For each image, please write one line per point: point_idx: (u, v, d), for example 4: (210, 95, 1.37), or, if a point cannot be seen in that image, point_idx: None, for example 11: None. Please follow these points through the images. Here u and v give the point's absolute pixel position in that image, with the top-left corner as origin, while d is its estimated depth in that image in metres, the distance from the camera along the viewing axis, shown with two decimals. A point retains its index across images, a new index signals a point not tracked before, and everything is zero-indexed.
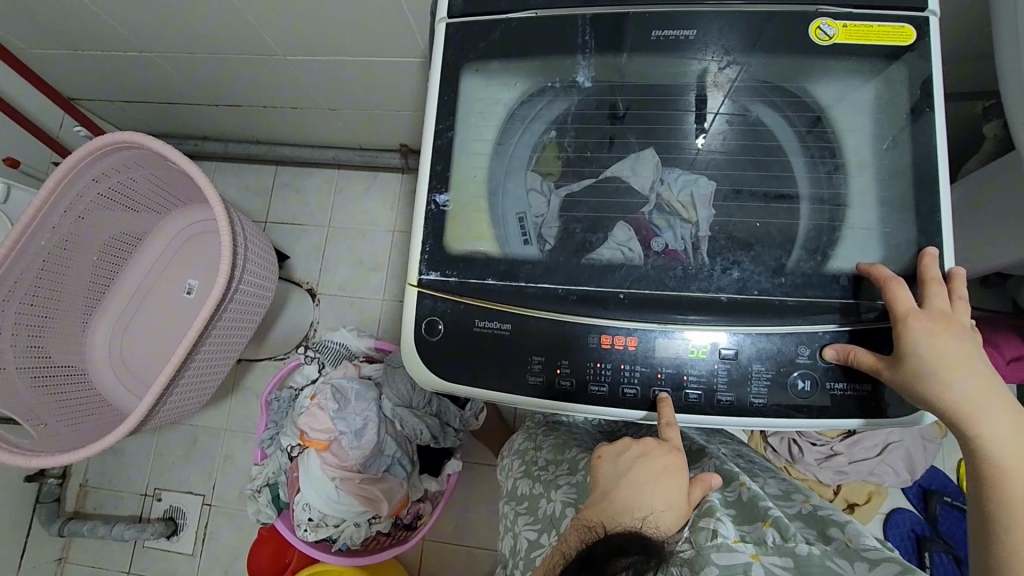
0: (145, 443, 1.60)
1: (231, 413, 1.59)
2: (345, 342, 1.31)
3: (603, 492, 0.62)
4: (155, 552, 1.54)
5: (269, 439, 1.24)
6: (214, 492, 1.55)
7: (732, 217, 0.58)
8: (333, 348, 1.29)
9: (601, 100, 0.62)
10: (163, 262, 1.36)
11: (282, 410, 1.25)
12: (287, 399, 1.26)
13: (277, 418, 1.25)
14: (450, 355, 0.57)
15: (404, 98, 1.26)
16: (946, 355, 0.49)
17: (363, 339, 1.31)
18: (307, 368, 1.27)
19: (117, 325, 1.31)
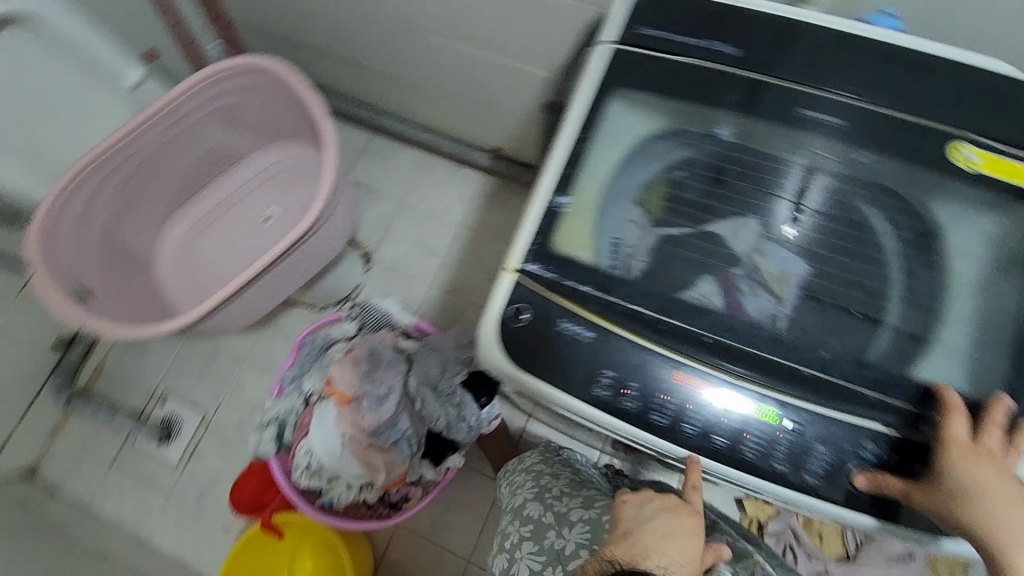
0: (169, 346, 1.65)
1: (255, 345, 1.63)
2: (389, 312, 1.33)
3: (625, 534, 0.63)
4: (142, 453, 1.57)
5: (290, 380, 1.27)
6: (216, 414, 1.58)
7: (822, 300, 0.60)
8: (377, 314, 1.31)
9: (723, 158, 0.65)
10: (250, 194, 1.35)
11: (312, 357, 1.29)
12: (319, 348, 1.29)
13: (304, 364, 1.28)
14: (527, 345, 0.59)
15: (518, 106, 1.32)
16: (985, 485, 0.51)
17: (406, 314, 1.33)
18: (346, 324, 1.30)
19: (185, 236, 1.32)
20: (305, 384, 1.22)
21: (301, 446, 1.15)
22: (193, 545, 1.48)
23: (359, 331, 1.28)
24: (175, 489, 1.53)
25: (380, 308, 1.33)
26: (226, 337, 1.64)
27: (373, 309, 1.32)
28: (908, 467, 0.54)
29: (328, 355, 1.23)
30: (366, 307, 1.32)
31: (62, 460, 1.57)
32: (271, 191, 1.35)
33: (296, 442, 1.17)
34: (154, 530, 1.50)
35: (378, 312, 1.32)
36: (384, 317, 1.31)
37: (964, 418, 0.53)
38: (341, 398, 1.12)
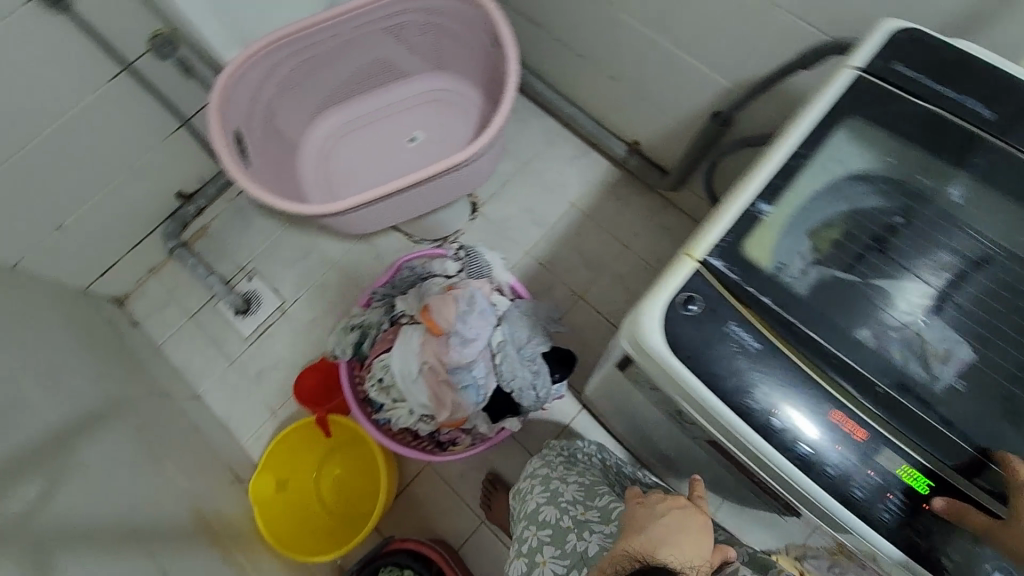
0: (270, 230, 1.72)
1: (348, 254, 1.68)
2: (491, 264, 1.32)
3: (641, 527, 0.73)
4: (220, 317, 1.65)
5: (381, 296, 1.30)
6: (295, 304, 1.65)
7: (982, 388, 0.58)
8: (479, 262, 1.31)
9: (909, 216, 0.63)
10: (406, 114, 1.37)
11: (407, 283, 1.31)
12: (416, 275, 1.31)
13: (397, 286, 1.31)
14: (689, 337, 0.59)
15: (682, 107, 1.30)
16: None
17: (506, 272, 1.33)
18: (448, 262, 1.31)
19: (337, 134, 1.35)
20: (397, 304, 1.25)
21: (379, 360, 1.17)
22: (240, 415, 1.57)
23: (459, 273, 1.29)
24: (239, 359, 1.62)
25: (483, 256, 1.33)
26: (324, 238, 1.70)
27: (477, 257, 1.32)
28: (972, 507, 0.54)
29: (427, 285, 1.24)
30: (471, 252, 1.33)
31: (150, 298, 1.68)
32: (428, 117, 1.36)
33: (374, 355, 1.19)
34: (212, 389, 1.59)
35: (481, 259, 1.32)
36: (485, 267, 1.32)
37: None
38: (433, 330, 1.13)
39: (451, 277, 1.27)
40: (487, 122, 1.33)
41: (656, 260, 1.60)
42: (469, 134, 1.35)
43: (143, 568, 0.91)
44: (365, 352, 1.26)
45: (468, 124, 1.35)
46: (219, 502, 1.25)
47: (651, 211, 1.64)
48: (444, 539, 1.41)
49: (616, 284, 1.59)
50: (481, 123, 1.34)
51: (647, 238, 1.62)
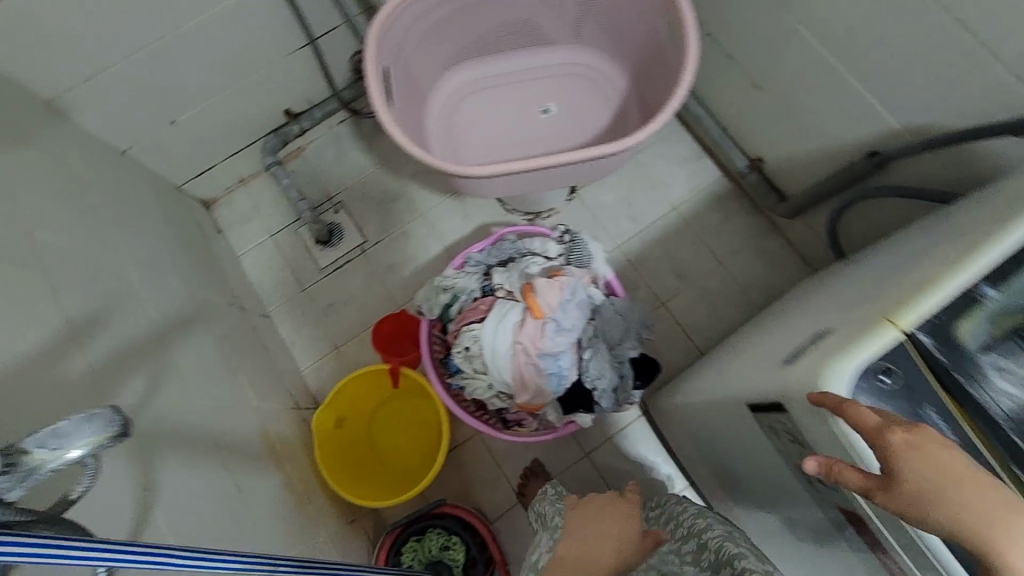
0: (364, 165, 1.69)
1: (436, 207, 1.65)
2: (593, 254, 1.28)
3: (568, 523, 0.96)
4: (300, 242, 1.65)
5: (477, 263, 1.28)
6: (374, 246, 1.64)
7: None
8: (583, 250, 1.27)
9: None
10: (545, 79, 1.30)
11: (505, 256, 1.28)
12: (516, 250, 1.28)
13: (495, 257, 1.28)
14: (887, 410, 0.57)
15: (830, 138, 1.23)
16: (937, 475, 0.51)
17: (606, 266, 1.29)
18: (550, 244, 1.28)
19: (470, 87, 1.30)
20: (494, 277, 1.22)
21: (469, 329, 1.16)
22: (304, 343, 1.58)
23: (559, 258, 1.26)
24: (312, 288, 1.62)
25: (587, 245, 1.28)
26: (415, 186, 1.67)
27: (582, 245, 1.27)
28: (884, 492, 0.53)
29: (529, 263, 1.21)
30: (575, 238, 1.29)
31: (236, 209, 1.68)
32: (565, 88, 1.30)
33: (463, 321, 1.18)
34: (282, 311, 1.61)
35: (585, 248, 1.27)
36: (587, 256, 1.27)
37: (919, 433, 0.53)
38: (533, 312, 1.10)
39: (551, 260, 1.24)
40: (628, 108, 1.27)
41: (748, 284, 1.54)
42: (606, 117, 1.29)
43: (224, 480, 0.93)
44: (451, 316, 1.25)
45: (607, 105, 1.29)
46: (282, 426, 1.27)
47: (753, 232, 1.58)
48: (477, 507, 1.44)
49: (702, 299, 1.54)
50: (621, 108, 1.28)
51: (743, 259, 1.56)
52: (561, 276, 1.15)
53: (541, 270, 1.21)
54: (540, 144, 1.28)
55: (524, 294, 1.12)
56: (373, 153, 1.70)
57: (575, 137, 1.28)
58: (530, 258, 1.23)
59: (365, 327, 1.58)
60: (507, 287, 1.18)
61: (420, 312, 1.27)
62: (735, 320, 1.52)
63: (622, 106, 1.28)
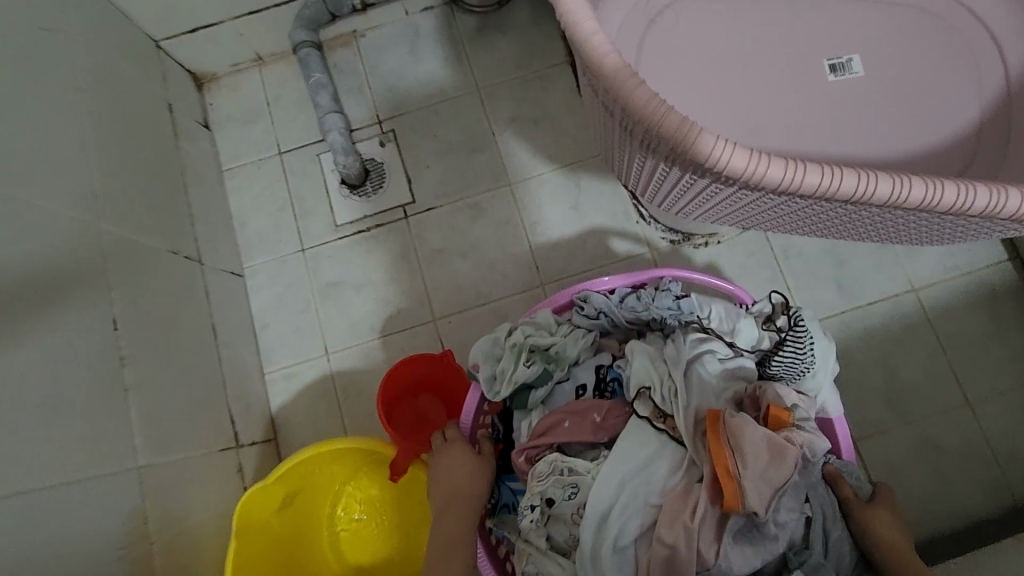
0: (443, 86, 1.09)
1: (533, 182, 1.05)
2: (817, 369, 0.65)
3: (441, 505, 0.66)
4: (319, 176, 1.08)
5: (598, 314, 0.70)
6: (423, 214, 1.05)
7: None
8: (804, 357, 0.63)
9: None
10: (819, 14, 0.83)
11: (650, 317, 0.70)
12: (675, 313, 0.69)
13: (632, 313, 0.70)
14: None
15: None
16: (889, 527, 0.60)
17: (833, 396, 0.67)
18: (743, 320, 0.68)
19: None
20: (628, 363, 0.65)
21: (560, 460, 0.59)
22: (280, 329, 1.03)
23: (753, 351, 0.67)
24: (315, 250, 1.05)
25: (815, 348, 0.64)
26: (509, 140, 1.06)
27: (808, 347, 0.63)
28: (862, 516, 0.61)
29: (702, 364, 0.64)
30: (799, 324, 0.64)
31: (243, 99, 1.11)
32: (848, 37, 0.83)
33: (554, 438, 0.62)
34: (262, 271, 1.05)
35: (809, 356, 0.63)
36: (807, 370, 0.64)
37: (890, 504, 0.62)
38: (729, 500, 0.52)
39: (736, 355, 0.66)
40: (936, 100, 0.80)
41: (1005, 455, 0.91)
42: (897, 101, 0.80)
43: None
44: (525, 405, 0.68)
45: (903, 81, 0.81)
46: (187, 492, 0.73)
47: None
48: None
49: (921, 456, 0.92)
50: (922, 98, 0.80)
51: (1005, 412, 0.93)
52: (793, 435, 0.57)
53: (719, 383, 0.64)
54: (782, 115, 0.80)
55: (717, 447, 0.54)
56: (462, 70, 1.09)
57: (839, 120, 0.80)
58: (703, 347, 0.65)
59: (374, 334, 1.02)
60: (660, 400, 0.61)
61: (471, 373, 0.71)
62: (971, 509, 0.90)
63: (925, 94, 0.80)
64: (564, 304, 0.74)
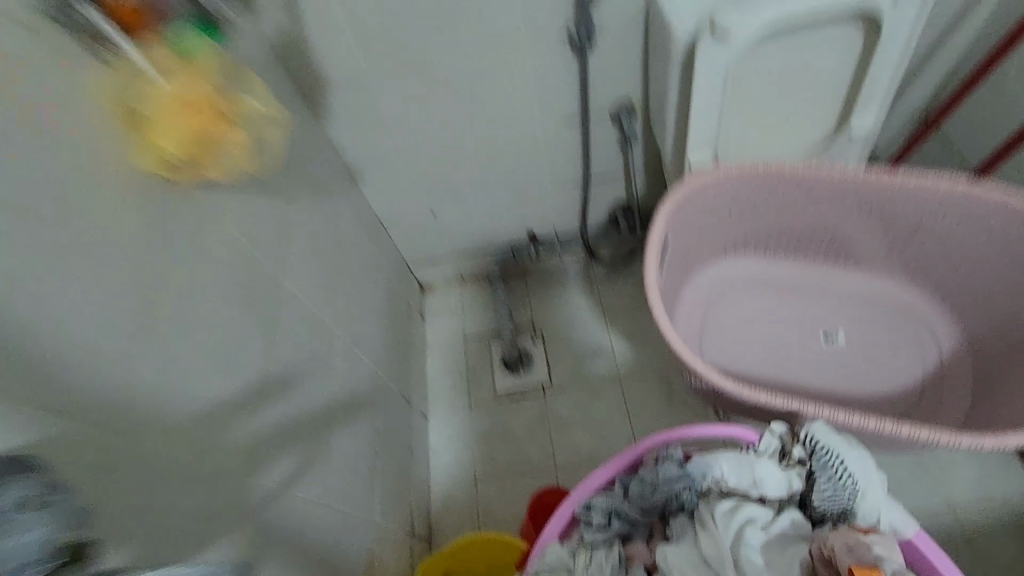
0: (579, 306, 1.60)
1: (637, 379, 1.46)
2: (866, 488, 0.77)
3: None
4: (488, 357, 1.58)
5: (612, 516, 0.84)
6: (556, 392, 1.49)
7: None
8: (844, 483, 0.78)
9: None
10: (815, 290, 1.20)
11: (665, 494, 0.82)
12: (681, 486, 0.82)
13: (637, 502, 0.84)
14: None
15: None
16: None
17: (887, 506, 0.78)
18: (763, 467, 0.80)
19: (722, 278, 1.23)
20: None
21: None
22: (446, 460, 1.45)
23: (793, 494, 0.81)
24: (479, 407, 1.51)
25: (846, 464, 0.78)
26: (622, 348, 1.52)
27: (834, 466, 0.79)
28: None
29: (750, 541, 0.74)
30: (818, 452, 0.80)
31: (446, 301, 1.69)
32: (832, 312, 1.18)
33: None
34: (440, 416, 1.52)
35: (846, 480, 0.78)
36: (852, 492, 0.78)
37: None
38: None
39: (785, 501, 0.82)
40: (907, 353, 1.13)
41: None
42: (880, 355, 1.13)
43: None
44: None
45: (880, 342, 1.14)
46: (389, 556, 1.10)
47: None
48: None
49: None
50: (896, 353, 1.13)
51: None
52: None
53: (776, 551, 0.74)
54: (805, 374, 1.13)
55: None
56: (595, 299, 1.60)
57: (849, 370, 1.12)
58: (742, 513, 0.76)
59: (511, 475, 1.40)
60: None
61: None
62: None
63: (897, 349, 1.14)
64: (570, 521, 0.88)
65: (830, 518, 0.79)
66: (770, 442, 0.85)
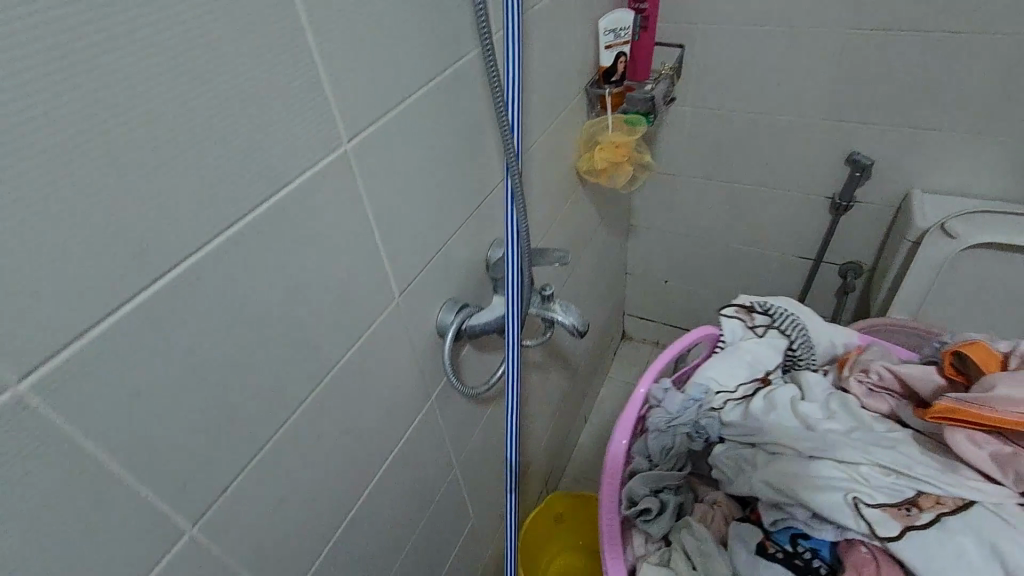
0: None
1: None
2: (812, 331, 1.15)
3: None
4: None
5: (656, 492, 0.98)
6: None
7: None
8: (797, 337, 1.11)
9: None
10: None
11: (679, 436, 1.00)
12: (694, 419, 1.02)
13: (664, 463, 1.00)
14: None
15: None
16: None
17: (823, 331, 1.15)
18: (747, 350, 1.10)
19: None
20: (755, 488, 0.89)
21: None
22: (585, 456, 1.82)
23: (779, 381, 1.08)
24: None
25: (787, 310, 1.15)
26: None
27: (784, 316, 1.13)
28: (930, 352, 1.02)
29: (821, 424, 0.94)
30: (772, 313, 1.14)
31: (636, 351, 2.09)
32: None
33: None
34: (595, 426, 1.90)
35: (801, 333, 1.12)
36: (802, 325, 1.14)
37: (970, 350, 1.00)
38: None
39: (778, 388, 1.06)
40: None
41: None
42: None
43: None
44: None
45: None
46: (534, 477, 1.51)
47: None
48: None
49: None
50: None
51: None
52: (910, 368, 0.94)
53: (841, 420, 0.94)
54: None
55: (982, 415, 0.80)
56: None
57: None
58: (778, 406, 0.99)
59: None
60: (868, 492, 0.82)
61: None
62: None
63: None
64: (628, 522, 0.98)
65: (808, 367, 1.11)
66: (734, 329, 1.13)
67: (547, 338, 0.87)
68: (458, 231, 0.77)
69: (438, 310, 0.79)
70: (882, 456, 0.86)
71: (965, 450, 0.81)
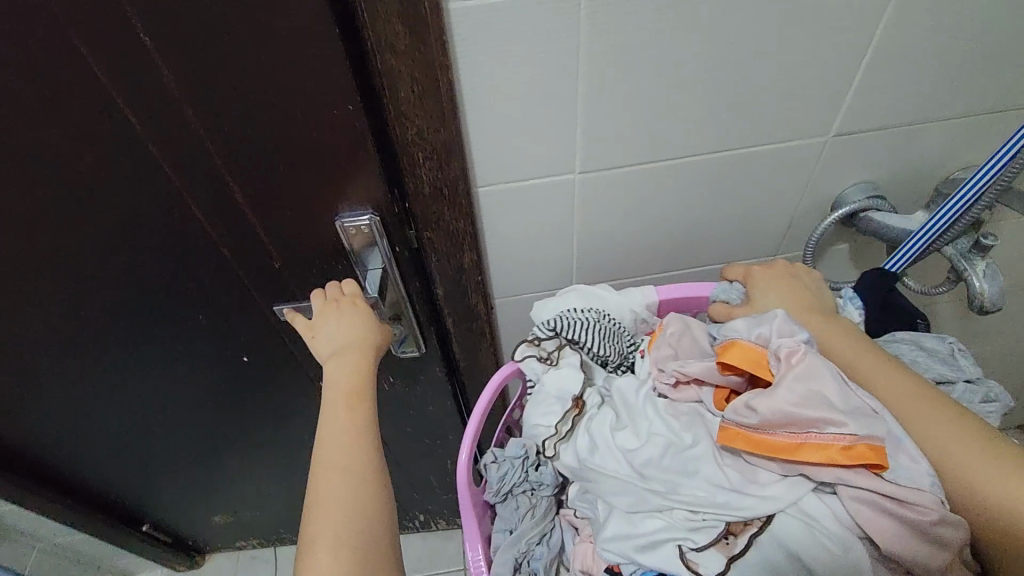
0: None
1: None
2: (607, 303, 0.78)
3: None
4: None
5: (523, 560, 0.70)
6: None
7: None
8: (579, 315, 0.74)
9: None
10: None
11: (519, 489, 0.71)
12: (521, 479, 0.71)
13: (521, 521, 0.71)
14: None
15: None
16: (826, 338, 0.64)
17: (643, 293, 0.79)
18: (534, 365, 0.73)
19: None
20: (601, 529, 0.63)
21: None
22: None
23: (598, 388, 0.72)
24: None
25: (569, 308, 0.76)
26: None
27: (573, 323, 0.73)
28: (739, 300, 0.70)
29: (632, 456, 0.62)
30: (557, 327, 0.73)
31: None
32: None
33: None
34: None
35: (594, 314, 0.75)
36: (602, 317, 0.75)
37: (773, 272, 0.70)
38: (872, 447, 0.52)
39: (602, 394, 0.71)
40: None
41: None
42: None
43: None
44: None
45: None
46: None
47: None
48: None
49: None
50: None
51: None
52: (709, 374, 0.63)
53: (640, 434, 0.64)
54: None
55: (775, 446, 0.54)
56: None
57: None
58: (601, 445, 0.65)
59: None
60: (692, 537, 0.58)
61: None
62: None
63: None
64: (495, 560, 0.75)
65: (627, 362, 0.76)
66: (525, 354, 0.73)
67: (944, 293, 0.75)
68: (943, 121, 0.67)
69: (850, 186, 0.73)
70: (687, 495, 0.59)
71: (760, 464, 0.57)
